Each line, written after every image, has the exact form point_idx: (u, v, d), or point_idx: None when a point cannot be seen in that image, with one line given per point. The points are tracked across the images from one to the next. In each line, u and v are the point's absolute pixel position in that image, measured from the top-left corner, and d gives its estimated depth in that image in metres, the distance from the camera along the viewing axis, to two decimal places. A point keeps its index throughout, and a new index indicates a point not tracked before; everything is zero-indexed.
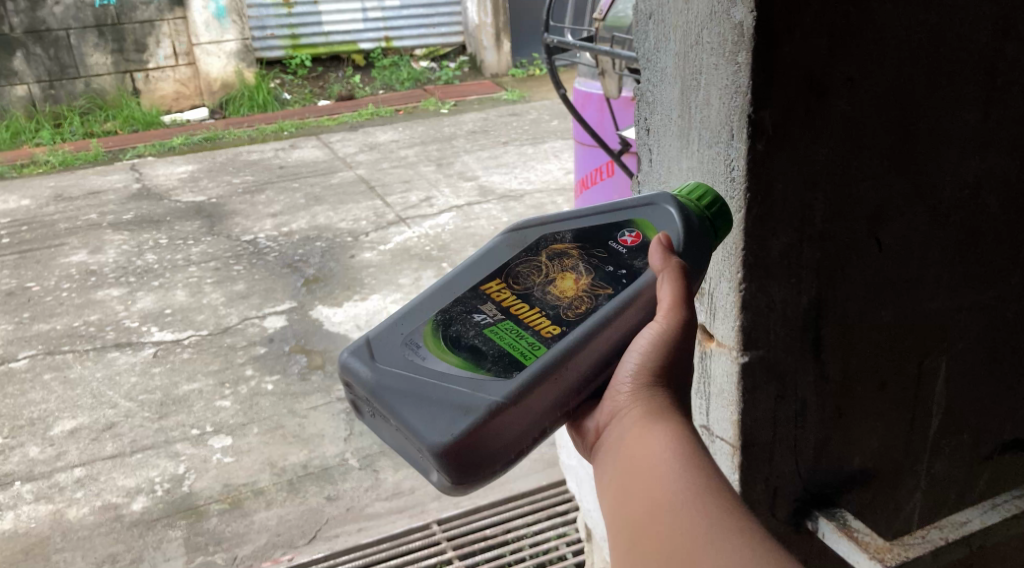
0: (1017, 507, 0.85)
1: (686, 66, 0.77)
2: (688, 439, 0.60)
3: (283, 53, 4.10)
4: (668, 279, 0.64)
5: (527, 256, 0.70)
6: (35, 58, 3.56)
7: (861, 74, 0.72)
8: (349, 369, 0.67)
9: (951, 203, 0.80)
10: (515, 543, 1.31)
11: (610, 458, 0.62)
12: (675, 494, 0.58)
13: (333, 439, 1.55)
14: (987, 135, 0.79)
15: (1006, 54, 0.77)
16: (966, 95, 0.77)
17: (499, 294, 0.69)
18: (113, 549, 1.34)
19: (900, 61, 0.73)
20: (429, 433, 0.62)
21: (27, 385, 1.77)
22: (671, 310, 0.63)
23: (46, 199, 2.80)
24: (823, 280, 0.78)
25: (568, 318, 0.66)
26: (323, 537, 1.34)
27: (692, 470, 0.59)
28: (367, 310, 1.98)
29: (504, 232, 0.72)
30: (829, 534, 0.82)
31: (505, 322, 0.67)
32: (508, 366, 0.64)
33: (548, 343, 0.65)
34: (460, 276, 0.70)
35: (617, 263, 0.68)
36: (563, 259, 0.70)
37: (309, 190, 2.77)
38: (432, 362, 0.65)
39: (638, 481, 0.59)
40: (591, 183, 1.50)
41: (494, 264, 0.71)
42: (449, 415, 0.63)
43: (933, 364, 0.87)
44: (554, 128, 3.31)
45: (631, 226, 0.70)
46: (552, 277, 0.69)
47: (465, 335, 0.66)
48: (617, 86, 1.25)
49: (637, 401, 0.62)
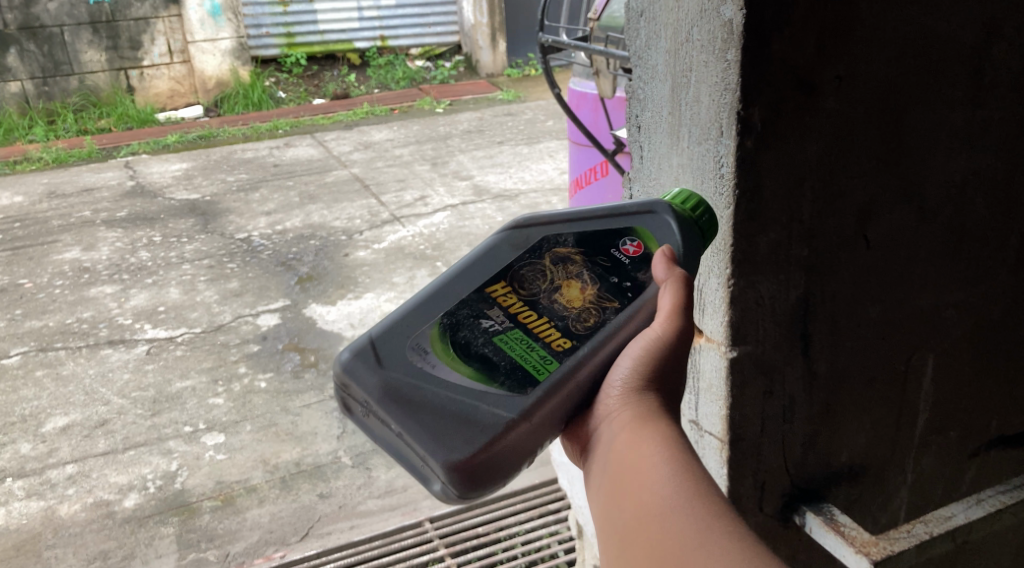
0: (1001, 502, 0.86)
1: (676, 64, 0.78)
2: (677, 437, 0.61)
3: (278, 51, 4.10)
4: (672, 287, 0.66)
5: (530, 259, 0.70)
6: (29, 55, 3.55)
7: (850, 72, 0.73)
8: (352, 371, 0.67)
9: (939, 201, 0.81)
10: (507, 541, 1.31)
11: (599, 461, 0.62)
12: (663, 497, 0.58)
13: (325, 438, 1.55)
14: (976, 133, 0.80)
15: (994, 54, 0.77)
16: (953, 94, 0.77)
17: (505, 298, 0.69)
18: (104, 546, 1.34)
19: (889, 60, 0.74)
20: (442, 448, 0.63)
21: (19, 381, 1.77)
22: (669, 317, 0.64)
23: (40, 196, 2.80)
24: (812, 276, 0.79)
25: (578, 331, 0.67)
26: (315, 535, 1.35)
27: (680, 472, 0.59)
28: (361, 309, 1.98)
29: (504, 228, 0.71)
30: (816, 528, 0.83)
31: (514, 331, 0.67)
32: (522, 381, 0.65)
33: (559, 358, 0.66)
34: (463, 275, 0.69)
35: (620, 275, 0.69)
36: (566, 265, 0.70)
37: (304, 188, 2.77)
38: (442, 371, 0.66)
39: (627, 484, 0.60)
40: (585, 183, 1.51)
41: (496, 265, 0.70)
42: (462, 430, 0.63)
43: (920, 361, 0.87)
44: (549, 128, 3.31)
45: (631, 235, 0.70)
46: (557, 284, 0.69)
47: (474, 342, 0.67)
48: (611, 86, 1.25)
49: (626, 403, 0.63)
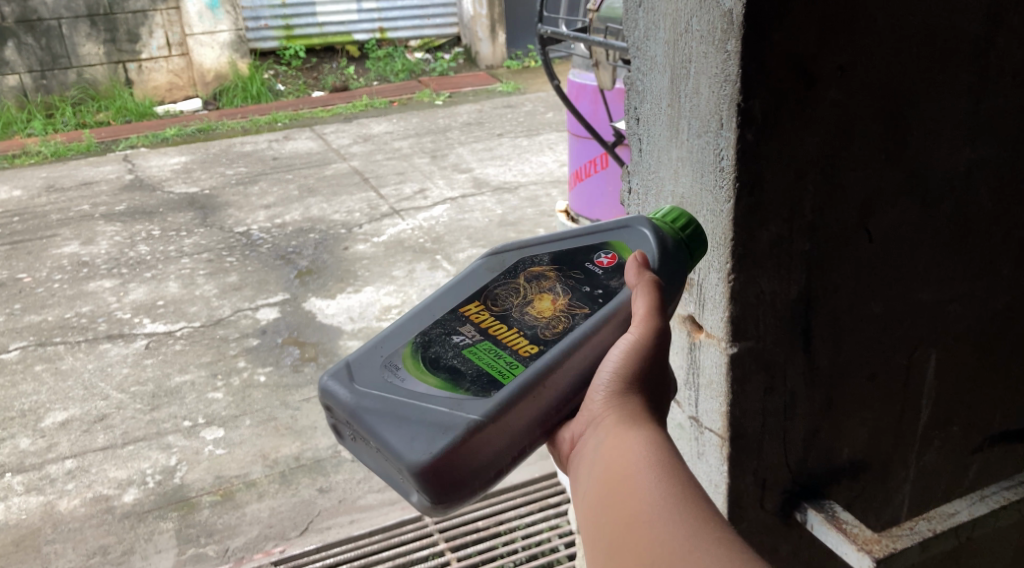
0: (1004, 499, 0.86)
1: (675, 55, 0.77)
2: (664, 444, 0.61)
3: (277, 44, 4.08)
4: (642, 292, 0.65)
5: (505, 279, 0.71)
6: (27, 48, 3.54)
7: (852, 63, 0.72)
8: (328, 392, 0.67)
9: (942, 193, 0.80)
10: (507, 535, 1.30)
11: (584, 467, 0.62)
12: (650, 505, 0.58)
13: (325, 432, 1.54)
14: (979, 125, 0.79)
15: (998, 44, 0.76)
16: (957, 84, 0.76)
17: (478, 315, 0.69)
18: (104, 541, 1.34)
19: (892, 51, 0.73)
20: (408, 452, 0.62)
21: (19, 376, 1.77)
22: (645, 319, 0.64)
23: (38, 190, 2.80)
24: (813, 271, 0.78)
25: (546, 337, 0.66)
26: (315, 529, 1.34)
27: (667, 478, 0.59)
28: (361, 302, 1.97)
29: (483, 255, 0.72)
30: (817, 526, 0.82)
31: (484, 342, 0.67)
32: (487, 385, 0.64)
33: (526, 362, 0.65)
34: (439, 299, 0.70)
35: (593, 284, 0.69)
36: (540, 281, 0.70)
37: (303, 181, 2.76)
38: (411, 383, 0.65)
39: (614, 491, 0.59)
40: (585, 175, 1.50)
41: (472, 287, 0.71)
42: (427, 434, 0.62)
43: (922, 355, 0.87)
44: (549, 120, 3.29)
45: (607, 248, 0.70)
46: (529, 298, 0.69)
47: (445, 355, 0.66)
48: (610, 78, 1.23)
49: (610, 408, 0.62)
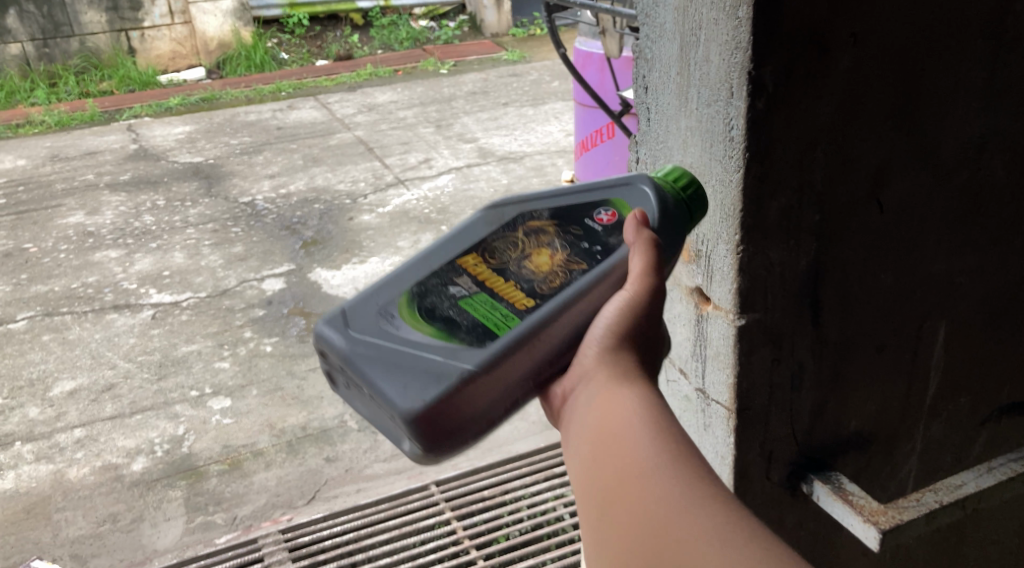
0: (1013, 470, 0.86)
1: (685, 22, 0.76)
2: (658, 408, 0.62)
3: (280, 11, 4.04)
4: (639, 255, 0.65)
5: (502, 233, 0.69)
6: (28, 16, 3.52)
7: (865, 30, 0.71)
8: (324, 338, 0.66)
9: (954, 164, 0.80)
10: (513, 504, 1.31)
11: (576, 426, 0.63)
12: (644, 467, 0.59)
13: (331, 402, 1.55)
14: (994, 94, 0.78)
15: (1014, 10, 0.75)
16: (971, 53, 0.76)
17: (475, 267, 0.68)
18: (113, 509, 1.35)
19: (906, 18, 0.72)
20: (401, 400, 0.62)
21: (27, 345, 1.77)
22: (643, 286, 0.64)
23: (42, 159, 2.79)
24: (822, 241, 0.78)
25: (542, 292, 0.65)
26: (322, 498, 1.35)
27: (660, 441, 0.60)
28: (367, 271, 1.96)
29: (481, 208, 0.70)
30: (823, 497, 0.83)
31: (480, 294, 0.66)
32: (482, 337, 0.63)
33: (522, 316, 0.64)
34: (436, 249, 0.69)
35: (590, 242, 0.68)
36: (537, 238, 0.69)
37: (307, 151, 2.75)
38: (406, 332, 0.65)
39: (607, 453, 0.61)
40: (590, 145, 1.49)
41: (470, 238, 0.69)
42: (420, 382, 0.62)
43: (932, 326, 0.86)
44: (555, 89, 3.27)
45: (605, 207, 0.69)
46: (526, 252, 0.68)
47: (441, 307, 0.66)
48: (617, 47, 1.22)
49: (606, 370, 0.63)
